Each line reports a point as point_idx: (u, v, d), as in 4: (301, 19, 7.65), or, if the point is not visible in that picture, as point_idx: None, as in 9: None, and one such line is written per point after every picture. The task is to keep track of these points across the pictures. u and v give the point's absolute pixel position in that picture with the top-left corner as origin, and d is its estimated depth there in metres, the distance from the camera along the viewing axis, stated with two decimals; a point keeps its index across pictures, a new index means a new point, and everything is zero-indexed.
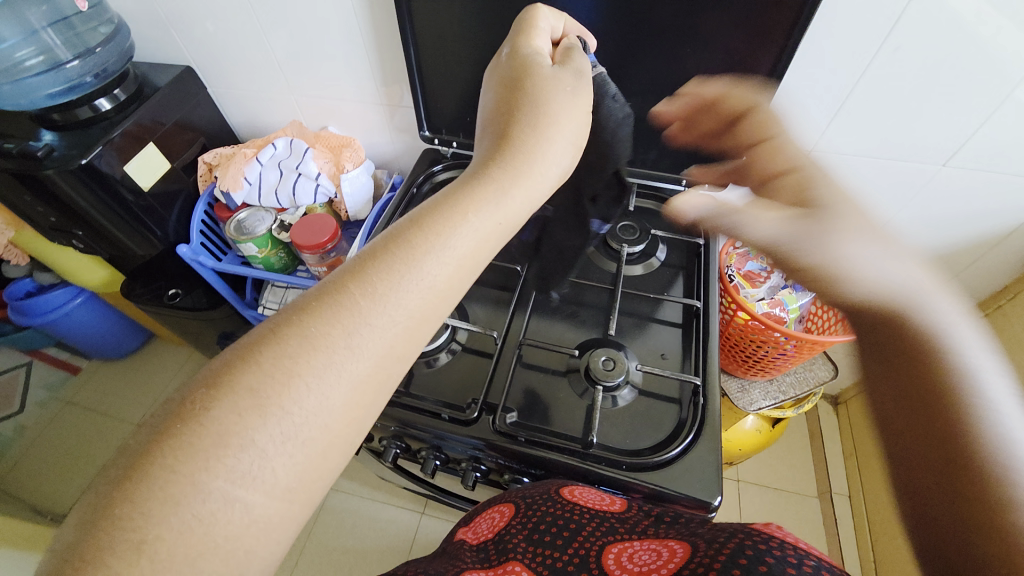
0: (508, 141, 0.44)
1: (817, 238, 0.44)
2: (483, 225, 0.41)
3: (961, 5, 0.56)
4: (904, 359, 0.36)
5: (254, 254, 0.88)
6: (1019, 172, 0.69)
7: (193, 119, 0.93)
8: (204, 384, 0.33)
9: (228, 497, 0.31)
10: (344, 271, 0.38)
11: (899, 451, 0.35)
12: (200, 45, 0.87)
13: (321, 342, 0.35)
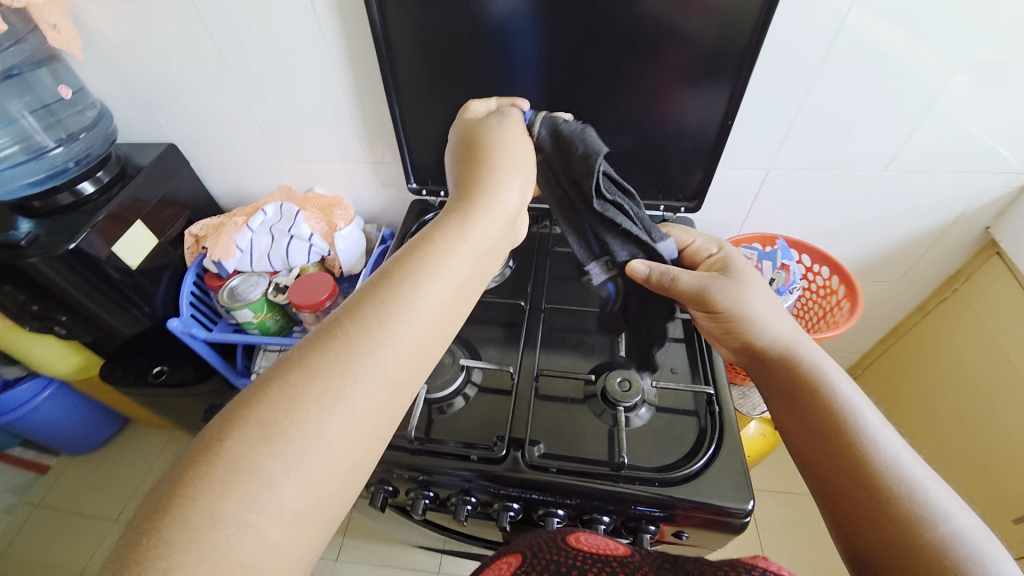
0: (473, 185, 0.51)
1: (727, 292, 0.59)
2: (458, 252, 0.46)
3: (875, 36, 0.66)
4: (825, 426, 0.46)
5: (250, 319, 0.87)
6: (947, 166, 0.79)
7: (177, 194, 0.94)
8: (222, 420, 0.36)
9: (242, 521, 0.32)
10: (337, 314, 0.41)
11: (839, 508, 0.43)
12: (181, 123, 0.89)
13: (320, 370, 0.38)
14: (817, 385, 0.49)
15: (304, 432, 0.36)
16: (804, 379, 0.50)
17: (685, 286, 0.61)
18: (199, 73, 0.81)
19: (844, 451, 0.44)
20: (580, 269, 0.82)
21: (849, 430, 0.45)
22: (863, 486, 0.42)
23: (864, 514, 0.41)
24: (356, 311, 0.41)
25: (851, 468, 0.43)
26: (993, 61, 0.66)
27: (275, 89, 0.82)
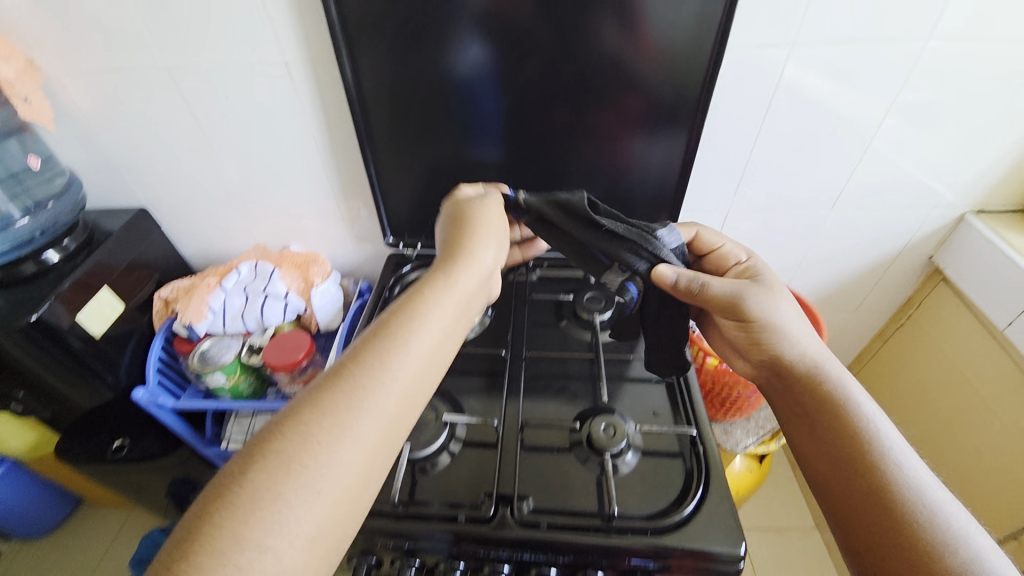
0: (455, 249, 0.59)
1: (760, 301, 0.59)
2: (444, 301, 0.53)
3: (810, 86, 0.74)
4: (848, 451, 0.49)
5: (222, 383, 0.84)
6: (884, 203, 0.87)
7: (147, 257, 0.92)
8: (244, 456, 0.41)
9: (262, 545, 0.37)
10: (343, 357, 0.47)
11: (860, 534, 0.46)
12: (154, 187, 0.90)
13: (329, 409, 0.43)
14: (843, 409, 0.51)
15: (320, 460, 0.41)
16: (828, 403, 0.52)
17: (716, 295, 0.60)
18: (175, 139, 0.82)
19: (868, 478, 0.47)
20: (558, 313, 0.84)
21: (873, 457, 0.47)
22: (886, 513, 0.44)
23: (885, 541, 0.43)
24: (361, 353, 0.47)
25: (874, 495, 0.46)
26: (912, 108, 0.75)
27: (252, 154, 0.84)
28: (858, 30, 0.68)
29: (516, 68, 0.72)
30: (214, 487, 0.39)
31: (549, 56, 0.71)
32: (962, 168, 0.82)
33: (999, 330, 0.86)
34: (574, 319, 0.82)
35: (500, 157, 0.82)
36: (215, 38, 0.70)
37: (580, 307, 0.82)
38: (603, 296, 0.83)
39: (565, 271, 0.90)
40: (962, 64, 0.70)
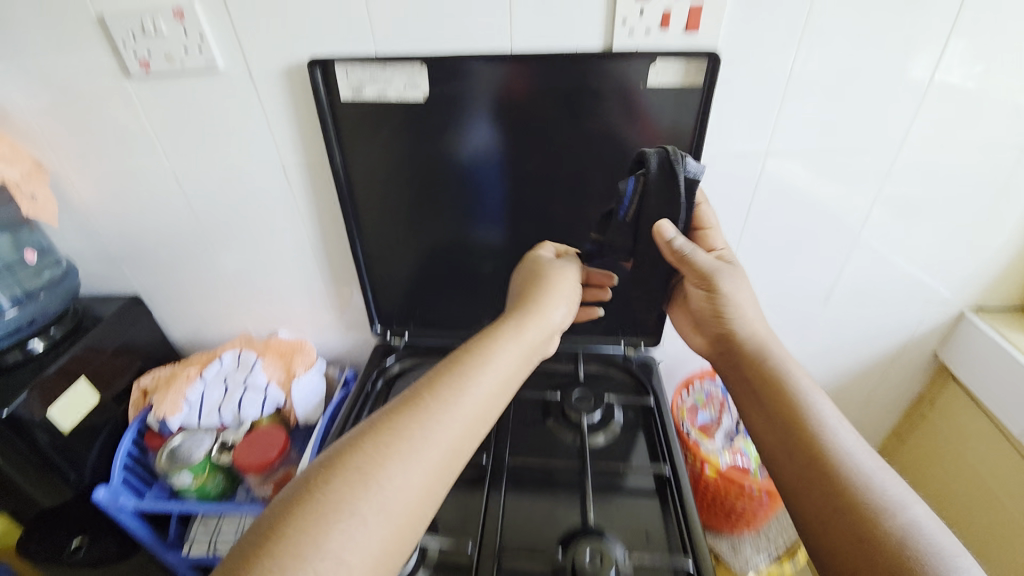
0: (527, 298, 0.59)
1: (734, 279, 0.59)
2: (515, 347, 0.54)
3: (798, 182, 0.73)
4: (804, 447, 0.49)
5: (187, 484, 0.79)
6: (880, 298, 0.85)
7: (133, 343, 0.92)
8: (323, 465, 0.42)
9: (337, 555, 0.37)
10: (414, 386, 0.49)
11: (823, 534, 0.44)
12: (149, 275, 0.91)
13: (405, 434, 0.44)
14: (796, 403, 0.52)
15: (384, 482, 0.41)
16: (783, 395, 0.53)
17: (699, 267, 0.59)
18: (175, 230, 0.85)
19: (828, 474, 0.46)
20: (545, 412, 0.80)
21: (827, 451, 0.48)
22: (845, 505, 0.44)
23: (851, 538, 0.42)
24: (431, 386, 0.48)
25: (834, 488, 0.45)
26: (901, 211, 0.75)
27: (247, 244, 0.86)
28: (839, 141, 0.69)
29: (521, 153, 0.72)
30: (286, 494, 0.40)
31: (547, 155, 0.72)
32: (958, 267, 0.80)
33: (1016, 437, 0.80)
34: (562, 419, 0.78)
35: (503, 241, 0.81)
36: (220, 142, 0.74)
37: (568, 407, 0.78)
38: (592, 395, 0.80)
39: (554, 365, 0.88)
40: (942, 169, 0.70)
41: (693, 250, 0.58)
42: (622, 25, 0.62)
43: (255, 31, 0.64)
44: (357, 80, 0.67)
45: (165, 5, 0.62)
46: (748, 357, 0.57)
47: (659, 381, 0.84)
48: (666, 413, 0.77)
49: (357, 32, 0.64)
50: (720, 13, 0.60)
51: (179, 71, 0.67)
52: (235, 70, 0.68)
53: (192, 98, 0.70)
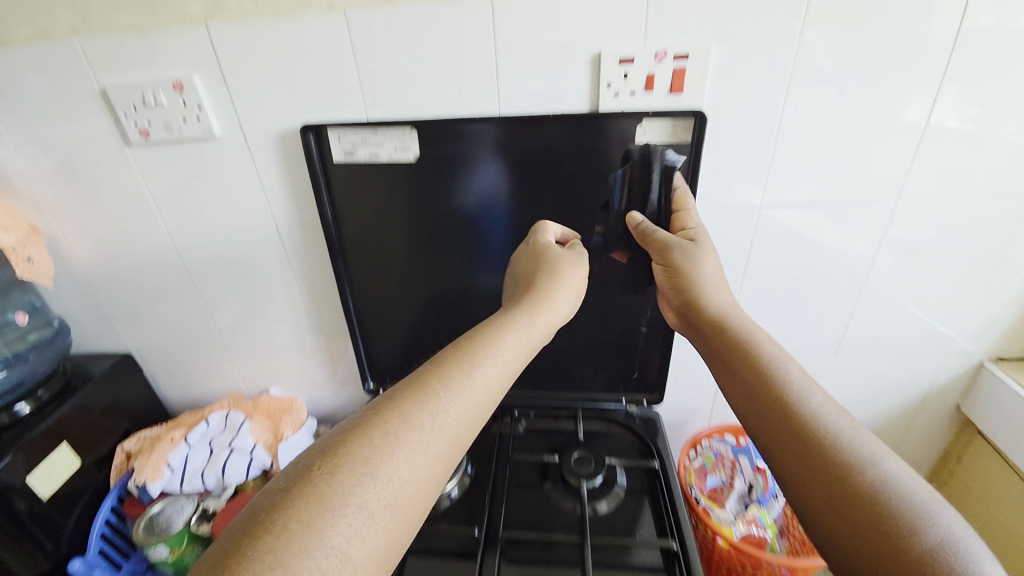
0: (538, 286, 0.55)
1: (693, 254, 0.57)
2: (524, 333, 0.50)
3: (797, 232, 0.72)
4: (783, 420, 0.44)
5: (163, 557, 0.74)
6: (893, 348, 0.82)
7: (122, 403, 0.90)
8: (324, 454, 0.37)
9: (337, 553, 0.33)
10: (414, 371, 0.44)
11: (823, 518, 0.39)
12: (141, 332, 0.90)
13: (415, 422, 0.40)
14: (769, 371, 0.48)
15: (386, 471, 0.37)
16: (756, 366, 0.48)
17: (657, 245, 0.59)
18: (169, 289, 0.85)
19: (815, 448, 0.42)
20: (543, 476, 0.75)
21: (807, 420, 0.43)
22: (835, 481, 0.39)
23: (850, 519, 0.38)
24: (435, 371, 0.44)
25: (825, 463, 0.41)
26: (905, 258, 0.73)
27: (240, 300, 0.86)
28: (834, 191, 0.68)
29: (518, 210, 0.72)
30: (273, 488, 0.35)
31: (542, 208, 0.72)
32: (971, 314, 0.77)
33: None
34: (561, 484, 0.73)
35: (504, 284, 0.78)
36: (216, 203, 0.75)
37: (567, 471, 0.73)
38: (592, 458, 0.75)
39: (552, 423, 0.84)
40: (945, 218, 0.69)
41: (655, 231, 0.59)
42: (607, 87, 0.62)
43: (251, 100, 0.67)
44: (349, 143, 0.68)
45: (167, 79, 0.65)
46: (709, 324, 0.54)
47: (663, 442, 0.79)
48: (672, 478, 0.72)
49: (350, 97, 0.66)
50: (703, 74, 0.60)
51: (177, 138, 0.69)
52: (231, 136, 0.70)
53: (189, 163, 0.72)
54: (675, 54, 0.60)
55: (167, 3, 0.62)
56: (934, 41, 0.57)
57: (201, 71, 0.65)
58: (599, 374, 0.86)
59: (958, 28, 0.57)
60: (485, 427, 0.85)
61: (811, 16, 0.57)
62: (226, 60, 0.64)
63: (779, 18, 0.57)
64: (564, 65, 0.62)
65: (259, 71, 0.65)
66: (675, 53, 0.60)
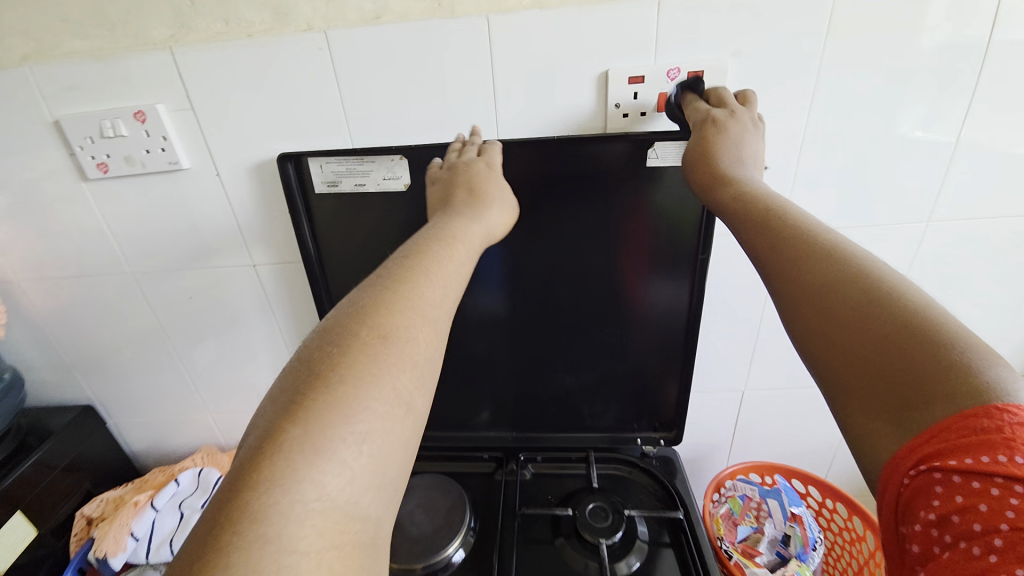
0: (479, 192, 0.53)
1: (731, 154, 0.48)
2: (494, 223, 0.52)
3: None
4: (800, 255, 0.39)
5: None
6: None
7: (85, 459, 0.81)
8: (340, 332, 0.36)
9: (368, 414, 0.33)
10: (401, 252, 0.43)
11: (833, 360, 0.36)
12: (105, 381, 0.82)
13: (421, 291, 0.40)
14: (779, 211, 0.42)
15: (411, 335, 0.38)
16: (766, 206, 0.43)
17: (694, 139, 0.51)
18: (135, 334, 0.77)
19: (835, 279, 0.36)
20: (555, 530, 0.68)
21: (819, 245, 0.38)
22: (863, 310, 0.34)
23: (873, 350, 0.33)
24: (430, 253, 0.43)
25: (843, 294, 0.35)
26: (935, 279, 0.68)
27: (215, 343, 0.78)
28: (859, 212, 0.63)
29: (521, 244, 0.67)
30: (301, 372, 0.34)
31: (545, 238, 0.67)
32: (1002, 336, 0.73)
33: None
34: (576, 541, 0.66)
35: (494, 302, 0.72)
36: (187, 240, 0.69)
37: (583, 526, 0.65)
38: (610, 510, 0.68)
39: (562, 467, 0.78)
40: (977, 237, 0.64)
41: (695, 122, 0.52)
42: (615, 108, 0.58)
43: (224, 129, 0.60)
44: (333, 173, 0.62)
45: (127, 107, 0.59)
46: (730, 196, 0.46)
47: (684, 484, 0.73)
48: (700, 534, 0.65)
49: (333, 122, 0.60)
50: (719, 93, 0.56)
51: (140, 172, 0.63)
52: (201, 168, 0.63)
53: (155, 198, 0.65)
54: (689, 72, 0.55)
55: (127, 26, 0.56)
56: (962, 54, 0.54)
57: (165, 98, 0.59)
58: (610, 408, 0.80)
59: (989, 39, 0.53)
60: (490, 474, 0.78)
61: (833, 29, 0.53)
62: (192, 87, 0.58)
63: (799, 32, 0.53)
64: (567, 84, 0.57)
65: (232, 98, 0.59)
66: (690, 71, 0.55)
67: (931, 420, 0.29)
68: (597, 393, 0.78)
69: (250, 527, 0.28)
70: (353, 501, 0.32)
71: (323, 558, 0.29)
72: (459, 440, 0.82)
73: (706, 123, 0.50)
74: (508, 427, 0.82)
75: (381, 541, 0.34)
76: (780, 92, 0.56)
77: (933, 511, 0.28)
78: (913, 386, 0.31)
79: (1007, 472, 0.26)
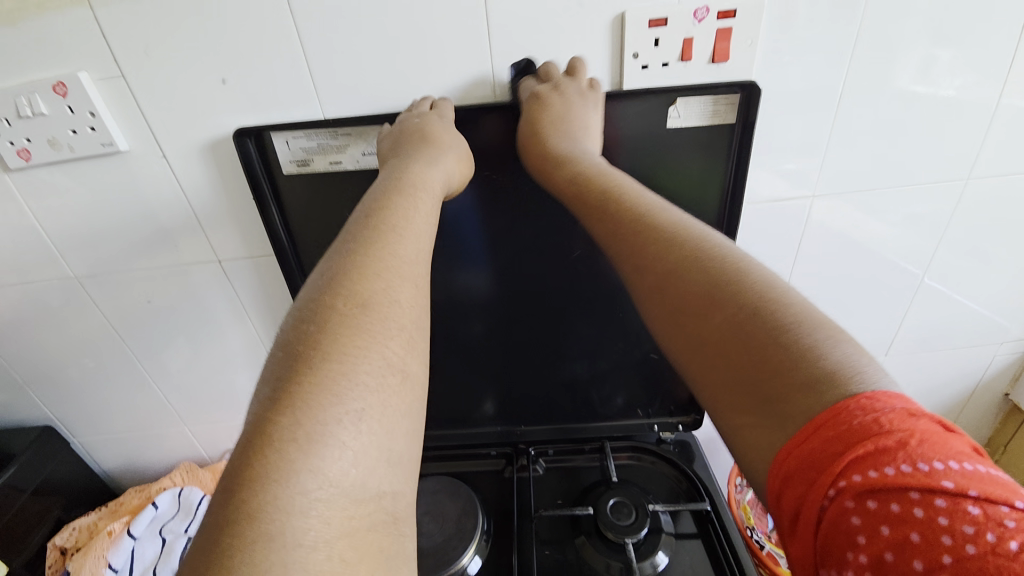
0: (432, 140, 0.45)
1: (564, 136, 0.48)
2: (448, 164, 0.45)
3: (846, 227, 0.63)
4: (648, 242, 0.37)
5: None
6: (948, 343, 0.74)
7: (55, 479, 0.73)
8: (311, 309, 0.29)
9: (358, 386, 0.27)
10: (363, 210, 0.36)
11: (695, 354, 0.34)
12: (63, 396, 0.73)
13: (394, 247, 0.33)
14: (621, 192, 0.42)
15: (391, 296, 0.31)
16: (605, 188, 0.42)
17: (527, 120, 0.50)
18: (92, 346, 0.68)
19: (680, 265, 0.35)
20: (574, 528, 0.64)
21: (665, 226, 0.38)
22: (712, 298, 0.33)
23: (730, 337, 0.31)
24: (399, 206, 0.37)
25: (689, 280, 0.34)
26: (965, 242, 0.64)
27: (186, 349, 0.70)
28: (891, 173, 0.58)
29: (514, 225, 0.61)
30: (279, 357, 0.28)
31: (537, 214, 0.60)
32: None
33: None
34: (599, 541, 0.61)
35: (490, 286, 0.65)
36: (139, 236, 0.59)
37: (605, 526, 0.61)
38: (632, 505, 0.63)
39: (576, 459, 0.73)
40: (1016, 198, 0.60)
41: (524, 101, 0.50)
42: (633, 59, 0.50)
43: (168, 101, 0.51)
44: (303, 151, 0.54)
45: (45, 78, 0.49)
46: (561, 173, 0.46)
47: (705, 470, 0.69)
48: (731, 525, 0.61)
49: (301, 88, 0.50)
50: (752, 37, 0.49)
51: (69, 158, 0.53)
52: (145, 150, 0.54)
53: (95, 185, 0.56)
54: (719, 12, 0.48)
55: None
56: None
57: (90, 65, 0.49)
58: (620, 393, 0.74)
59: None
60: (500, 472, 0.72)
61: None
62: (123, 49, 0.48)
63: None
64: (576, 33, 0.49)
65: (174, 61, 0.49)
66: (720, 10, 0.48)
67: (796, 410, 0.27)
68: (608, 378, 0.73)
69: (249, 529, 0.22)
70: (359, 491, 0.25)
71: (337, 551, 0.23)
72: (463, 438, 0.75)
73: (537, 104, 0.48)
74: (516, 421, 0.76)
75: (407, 520, 0.28)
76: (817, 36, 0.49)
77: (863, 552, 0.23)
78: (767, 373, 0.29)
79: (921, 485, 0.22)
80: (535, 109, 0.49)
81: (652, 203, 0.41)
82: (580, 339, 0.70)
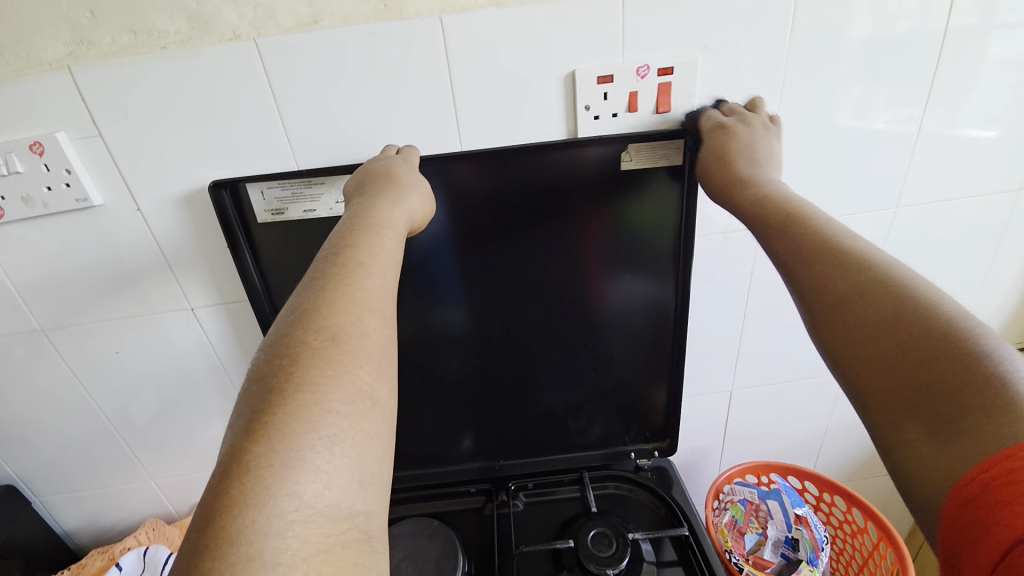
0: (395, 180, 0.47)
1: (754, 163, 0.48)
2: (412, 200, 0.47)
3: None
4: (823, 262, 0.36)
5: None
6: None
7: (15, 541, 0.69)
8: (282, 345, 0.30)
9: (326, 411, 0.28)
10: (329, 245, 0.38)
11: (862, 370, 0.32)
12: (26, 453, 0.70)
13: (361, 280, 0.35)
14: (808, 214, 0.40)
15: (361, 328, 0.32)
16: (791, 211, 0.41)
17: (707, 148, 0.51)
18: (56, 399, 0.67)
19: (858, 284, 0.34)
20: (555, 564, 0.63)
21: (838, 245, 0.37)
22: (889, 323, 0.31)
23: (904, 358, 0.30)
24: (364, 240, 0.38)
25: (866, 302, 0.33)
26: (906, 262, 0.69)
27: (157, 397, 0.69)
28: (830, 202, 0.63)
29: (483, 266, 0.63)
30: (253, 390, 0.29)
31: (505, 252, 0.63)
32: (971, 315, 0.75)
33: None
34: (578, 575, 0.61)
35: (467, 322, 0.67)
36: (111, 286, 0.60)
37: (585, 557, 0.61)
38: (613, 538, 0.63)
39: (554, 491, 0.73)
40: (943, 220, 0.66)
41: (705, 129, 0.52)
42: (585, 111, 0.55)
43: (144, 157, 0.52)
44: (277, 201, 0.56)
45: (22, 139, 0.50)
46: (751, 199, 0.44)
47: (682, 495, 0.70)
48: (710, 551, 0.61)
49: (274, 141, 0.53)
50: (690, 90, 0.55)
51: (42, 214, 0.54)
52: (119, 203, 0.55)
53: (68, 238, 0.56)
54: (659, 69, 0.53)
55: (10, 43, 0.47)
56: (923, 34, 0.54)
57: (68, 125, 0.51)
58: (597, 423, 0.75)
59: (943, 28, 0.54)
60: (479, 510, 0.72)
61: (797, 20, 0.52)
62: (100, 110, 0.50)
63: (765, 24, 0.52)
64: (534, 88, 0.54)
65: (150, 120, 0.51)
66: (659, 68, 0.53)
67: (982, 437, 0.25)
68: (585, 407, 0.74)
69: (230, 551, 0.23)
70: (336, 512, 0.26)
71: (314, 568, 0.24)
72: (442, 476, 0.75)
73: (720, 135, 0.50)
74: (495, 456, 0.77)
75: (380, 537, 0.28)
76: (749, 85, 0.55)
77: None
78: (949, 396, 0.27)
79: None
80: (716, 137, 0.51)
81: (838, 231, 0.38)
82: (554, 370, 0.71)
